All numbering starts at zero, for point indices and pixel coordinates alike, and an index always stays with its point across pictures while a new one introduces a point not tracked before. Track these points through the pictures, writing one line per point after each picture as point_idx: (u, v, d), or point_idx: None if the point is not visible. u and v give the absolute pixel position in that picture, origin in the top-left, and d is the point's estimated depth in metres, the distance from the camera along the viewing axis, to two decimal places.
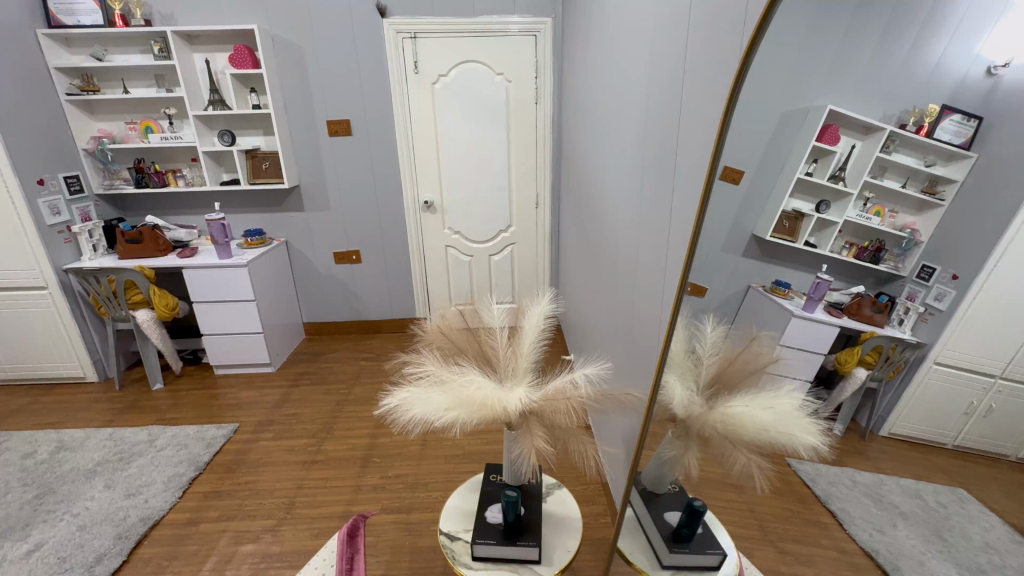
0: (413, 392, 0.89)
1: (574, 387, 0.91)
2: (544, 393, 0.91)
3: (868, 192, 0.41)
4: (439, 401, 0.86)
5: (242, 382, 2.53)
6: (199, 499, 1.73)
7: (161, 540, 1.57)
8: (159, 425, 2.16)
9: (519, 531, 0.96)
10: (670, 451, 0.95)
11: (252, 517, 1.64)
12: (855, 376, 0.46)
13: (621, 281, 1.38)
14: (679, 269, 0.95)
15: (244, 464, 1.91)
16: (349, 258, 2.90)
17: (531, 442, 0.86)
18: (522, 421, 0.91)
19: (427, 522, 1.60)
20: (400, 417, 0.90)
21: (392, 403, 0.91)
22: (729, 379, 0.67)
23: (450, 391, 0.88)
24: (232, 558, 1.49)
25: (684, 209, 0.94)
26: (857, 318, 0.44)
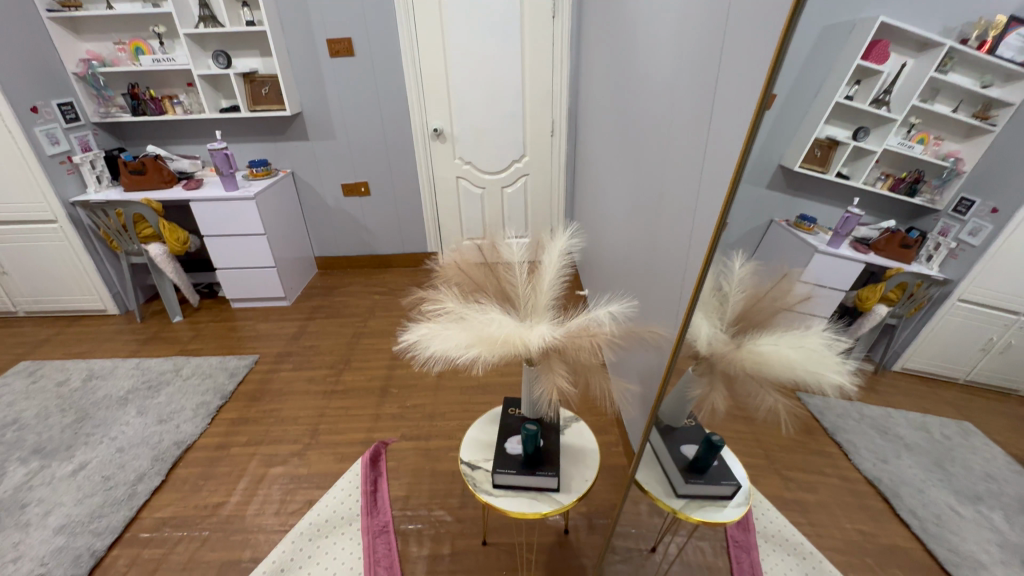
0: (432, 327, 0.88)
1: (598, 325, 0.87)
2: (566, 329, 0.88)
3: (914, 117, 0.35)
4: (457, 337, 0.85)
5: (259, 315, 2.57)
6: (227, 426, 1.81)
7: (195, 462, 1.66)
8: (184, 356, 2.23)
9: (537, 462, 0.98)
10: (696, 388, 0.91)
11: (279, 442, 1.72)
12: (874, 313, 0.43)
13: (645, 219, 1.32)
14: (718, 210, 0.87)
15: (267, 393, 1.97)
16: (357, 190, 2.82)
17: (552, 380, 0.85)
18: (542, 361, 0.89)
19: (445, 449, 1.67)
20: (419, 356, 0.90)
21: (410, 339, 0.90)
22: (756, 319, 0.63)
23: (468, 328, 0.86)
24: (264, 479, 1.58)
25: (723, 133, 0.86)
26: (885, 255, 0.40)
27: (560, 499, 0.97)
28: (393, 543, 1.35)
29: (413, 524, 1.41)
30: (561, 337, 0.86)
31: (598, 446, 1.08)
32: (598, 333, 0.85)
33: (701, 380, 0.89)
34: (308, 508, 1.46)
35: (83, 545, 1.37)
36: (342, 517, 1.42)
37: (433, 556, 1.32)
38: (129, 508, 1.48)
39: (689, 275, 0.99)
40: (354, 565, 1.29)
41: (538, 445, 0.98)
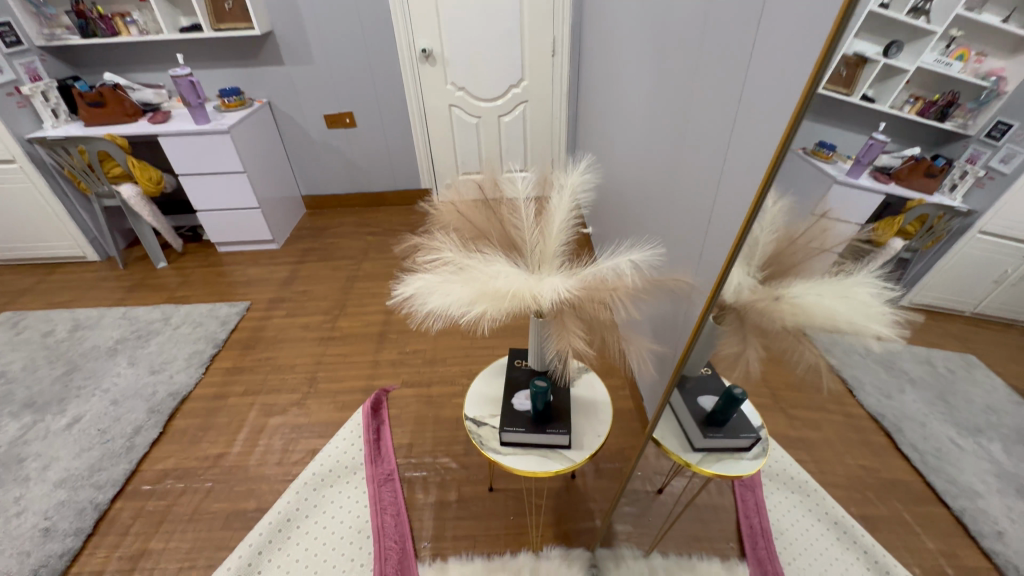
0: (432, 280, 0.79)
1: (617, 275, 0.77)
2: (581, 282, 0.77)
3: (955, 30, 0.35)
4: (460, 291, 0.75)
5: (247, 259, 2.45)
6: (223, 376, 1.76)
7: (192, 412, 1.62)
8: (172, 303, 2.14)
9: (547, 419, 0.93)
10: (729, 348, 0.78)
11: (278, 391, 1.67)
12: (889, 247, 0.44)
13: (663, 150, 1.18)
14: (763, 141, 0.75)
15: (262, 341, 1.90)
16: (342, 122, 2.60)
17: (568, 341, 0.76)
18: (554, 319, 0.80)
19: (447, 395, 1.63)
20: (419, 313, 0.80)
21: (407, 294, 0.81)
22: (785, 265, 0.56)
23: (473, 281, 0.77)
24: (264, 429, 1.55)
25: (773, 43, 0.72)
26: (908, 185, 0.40)
27: (572, 457, 0.92)
28: (399, 490, 1.34)
29: (418, 472, 1.39)
30: (578, 291, 0.76)
31: (610, 397, 1.02)
32: (620, 288, 0.75)
33: (732, 333, 0.76)
34: (311, 458, 1.44)
35: (86, 498, 1.36)
36: (346, 467, 1.40)
37: (440, 502, 1.31)
38: (129, 461, 1.46)
39: (720, 222, 0.88)
40: (361, 514, 1.29)
41: (548, 402, 0.92)
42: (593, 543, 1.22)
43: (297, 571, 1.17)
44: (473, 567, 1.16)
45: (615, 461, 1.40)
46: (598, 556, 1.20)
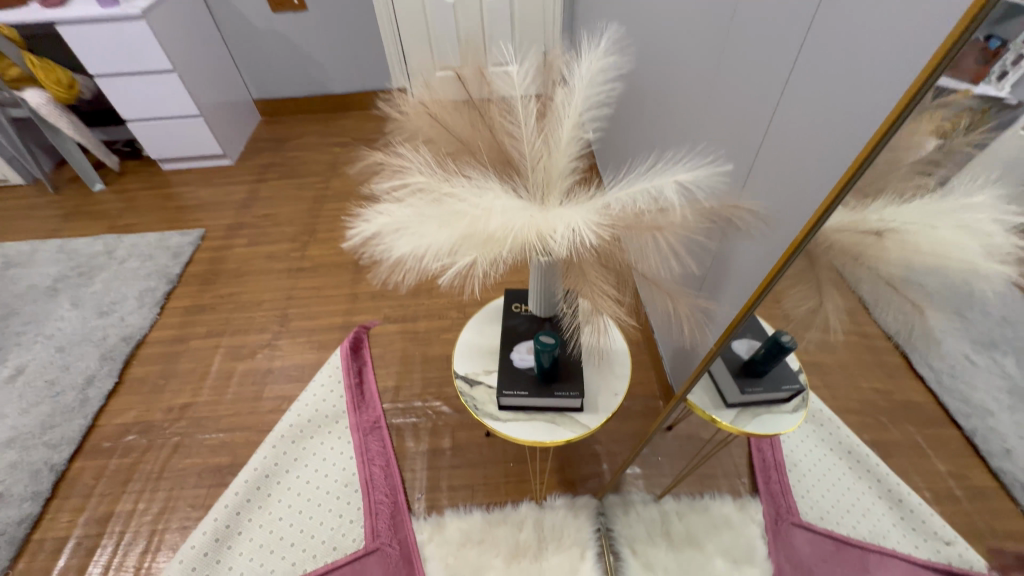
0: (401, 217, 0.57)
1: (662, 206, 0.55)
2: (612, 217, 0.56)
3: None
4: (442, 234, 0.55)
5: (196, 177, 2.12)
6: (182, 315, 1.56)
7: (150, 358, 1.45)
8: (115, 233, 1.87)
9: (553, 377, 0.77)
10: (798, 305, 0.66)
11: (246, 332, 1.49)
12: (919, 146, 0.43)
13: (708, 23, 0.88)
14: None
15: (222, 275, 1.67)
16: (289, 3, 2.14)
17: (593, 300, 0.58)
18: (572, 270, 0.60)
19: (435, 330, 1.45)
20: (383, 262, 0.59)
21: (366, 236, 0.59)
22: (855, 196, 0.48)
23: (458, 219, 0.55)
24: (233, 376, 1.38)
25: None
26: (959, 77, 0.37)
27: (585, 422, 0.77)
28: (387, 438, 1.22)
29: (407, 419, 1.27)
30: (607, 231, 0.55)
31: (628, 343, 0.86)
32: (665, 225, 0.53)
33: (806, 286, 0.62)
34: (286, 406, 1.30)
35: (40, 459, 1.23)
36: (326, 416, 1.26)
37: (434, 451, 1.20)
38: (84, 416, 1.31)
39: (789, 127, 0.65)
40: (346, 466, 1.18)
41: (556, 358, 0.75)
42: (601, 488, 1.13)
43: (281, 531, 1.08)
44: (472, 521, 1.07)
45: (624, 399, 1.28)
46: (606, 503, 1.11)
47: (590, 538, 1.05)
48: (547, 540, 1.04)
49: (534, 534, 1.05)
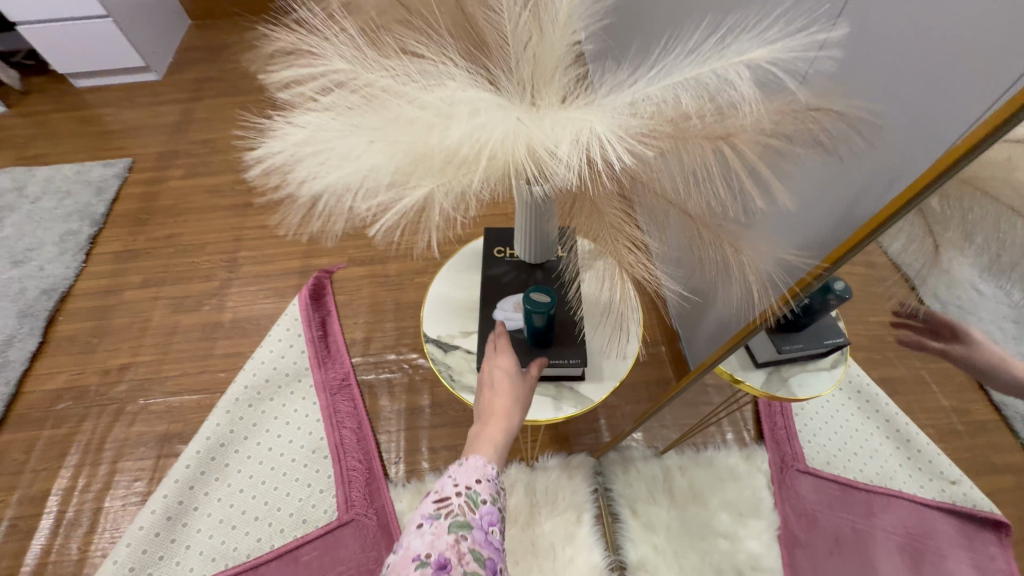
0: (320, 131, 0.38)
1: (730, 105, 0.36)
2: (652, 124, 0.37)
3: None
4: (382, 153, 0.36)
5: (118, 96, 1.79)
6: (113, 263, 1.34)
7: (78, 313, 1.26)
8: (25, 166, 1.58)
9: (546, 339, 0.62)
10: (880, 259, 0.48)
11: (189, 281, 1.29)
12: None
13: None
14: None
15: (157, 214, 1.43)
16: None
17: (618, 253, 0.43)
18: (592, 216, 0.43)
19: (409, 273, 1.27)
20: (306, 204, 0.40)
21: (276, 165, 0.40)
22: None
23: (402, 127, 0.37)
24: (177, 331, 1.21)
25: None
26: None
27: (587, 395, 0.64)
28: (357, 397, 1.08)
29: (380, 374, 1.13)
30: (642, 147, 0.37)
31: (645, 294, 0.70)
32: (733, 133, 0.35)
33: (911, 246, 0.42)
34: (239, 364, 1.14)
35: None
36: (287, 374, 1.12)
37: (412, 410, 1.08)
38: (6, 382, 1.14)
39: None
40: (313, 431, 1.05)
41: (550, 319, 0.60)
42: (599, 445, 1.04)
43: (242, 504, 0.97)
44: None
45: None
46: (603, 462, 1.02)
47: (587, 501, 0.97)
48: (540, 506, 0.95)
49: (525, 498, 0.96)
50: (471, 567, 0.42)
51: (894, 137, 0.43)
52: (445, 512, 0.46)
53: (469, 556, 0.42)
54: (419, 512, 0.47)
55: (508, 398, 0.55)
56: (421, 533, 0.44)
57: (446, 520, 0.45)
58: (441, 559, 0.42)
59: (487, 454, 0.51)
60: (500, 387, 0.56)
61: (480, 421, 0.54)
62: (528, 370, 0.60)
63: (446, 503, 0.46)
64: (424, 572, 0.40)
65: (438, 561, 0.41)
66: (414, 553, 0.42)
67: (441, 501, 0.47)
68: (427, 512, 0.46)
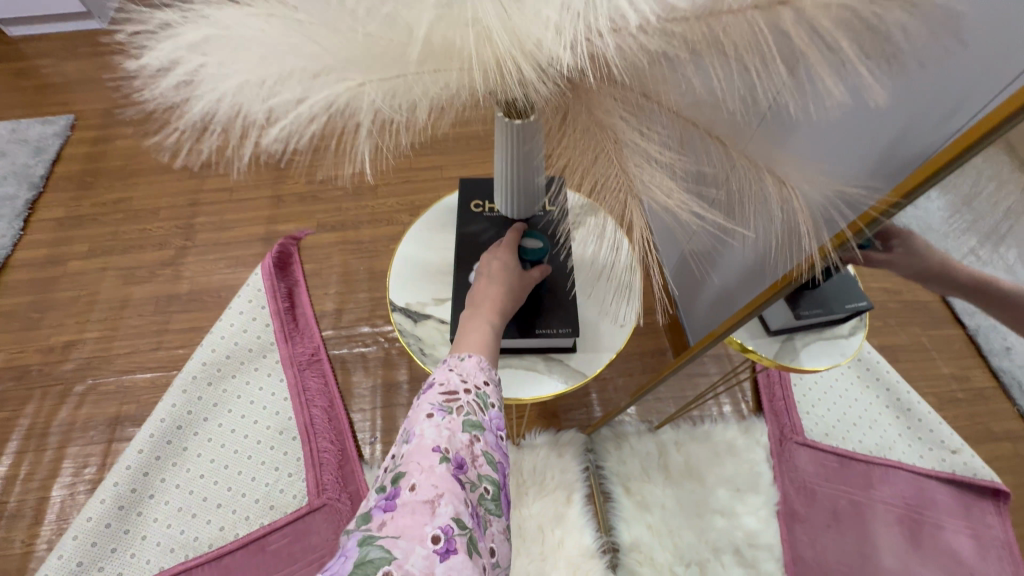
0: (227, 21, 0.30)
1: None
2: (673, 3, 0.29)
3: None
4: (310, 51, 0.30)
5: (56, 46, 1.61)
6: (54, 230, 1.22)
7: (17, 286, 1.14)
8: None
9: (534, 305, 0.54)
10: None
11: (141, 249, 1.17)
12: None
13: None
14: None
15: (102, 176, 1.30)
16: None
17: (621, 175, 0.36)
18: (590, 129, 0.37)
19: (383, 239, 1.16)
20: (218, 121, 0.33)
21: (186, 77, 0.32)
22: None
23: (339, 15, 0.30)
24: (129, 304, 1.10)
25: None
26: None
27: (577, 368, 0.56)
28: (328, 373, 1.00)
29: (353, 349, 1.04)
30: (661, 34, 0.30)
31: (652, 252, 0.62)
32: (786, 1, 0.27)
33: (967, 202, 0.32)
34: (197, 339, 1.04)
35: None
36: (250, 350, 1.02)
37: (388, 386, 0.99)
38: None
39: None
40: (281, 410, 0.96)
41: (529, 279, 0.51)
42: (590, 421, 0.97)
43: (202, 491, 0.89)
44: None
45: None
46: (595, 438, 0.95)
47: (577, 480, 0.91)
48: (527, 486, 0.89)
49: (511, 479, 0.89)
50: (485, 467, 0.39)
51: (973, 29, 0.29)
52: (458, 406, 0.42)
53: (484, 458, 0.39)
54: (427, 401, 0.42)
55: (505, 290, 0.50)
56: (435, 425, 0.40)
57: (459, 416, 0.41)
58: (460, 454, 0.38)
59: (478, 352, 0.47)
60: (496, 276, 0.51)
61: (470, 311, 0.50)
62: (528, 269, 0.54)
63: (456, 398, 0.42)
64: (447, 467, 0.37)
65: (458, 456, 0.38)
66: (429, 443, 0.38)
67: (450, 395, 0.42)
68: (436, 403, 0.42)
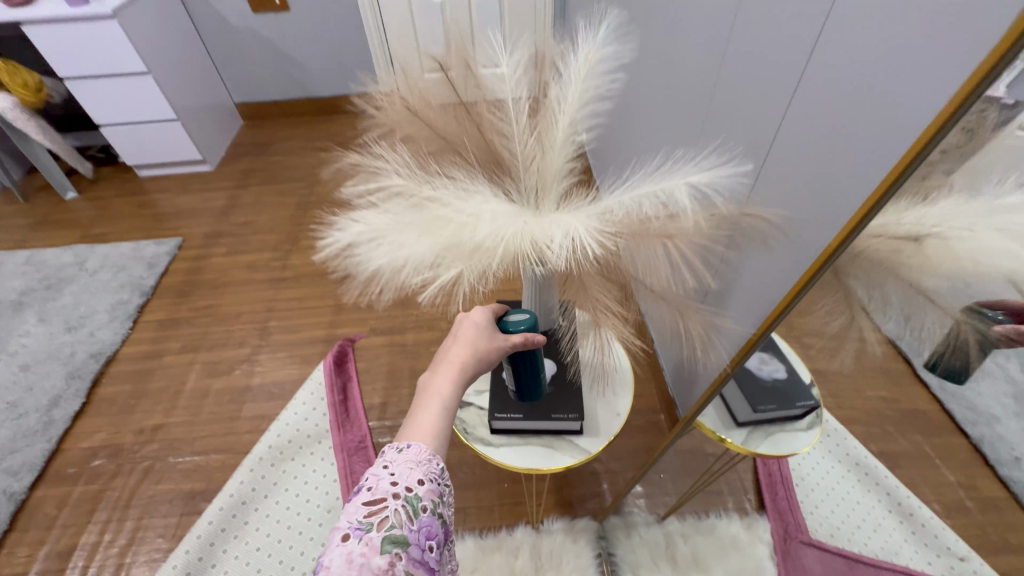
0: (382, 229, 0.50)
1: (673, 214, 0.49)
2: (616, 226, 0.50)
3: None
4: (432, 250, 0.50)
5: (173, 184, 2.03)
6: (155, 330, 1.48)
7: (120, 376, 1.37)
8: (87, 243, 1.78)
9: (533, 364, 0.64)
10: (828, 321, 0.57)
11: (224, 347, 1.41)
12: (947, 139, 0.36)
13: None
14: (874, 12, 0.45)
15: (198, 286, 1.59)
16: (270, 4, 1.99)
17: (595, 317, 0.54)
18: (573, 288, 0.56)
19: (425, 343, 1.37)
20: (363, 279, 0.53)
21: (350, 251, 0.52)
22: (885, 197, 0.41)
23: (446, 233, 0.49)
24: (209, 393, 1.30)
25: None
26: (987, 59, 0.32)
27: (585, 447, 0.70)
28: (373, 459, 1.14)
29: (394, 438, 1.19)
30: (610, 241, 0.50)
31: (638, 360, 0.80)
32: (676, 233, 0.48)
33: (834, 302, 0.55)
34: (263, 425, 1.22)
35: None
36: (308, 436, 1.19)
37: None
38: (48, 440, 1.22)
39: (789, 131, 0.59)
40: (329, 490, 1.10)
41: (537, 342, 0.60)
42: (602, 510, 1.07)
43: (258, 563, 1.00)
44: (464, 548, 1.00)
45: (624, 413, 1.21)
46: (607, 526, 1.05)
47: (590, 565, 0.99)
48: (544, 569, 0.98)
49: (531, 561, 0.99)
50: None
51: (808, 234, 0.57)
52: (379, 523, 0.43)
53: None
54: (348, 519, 0.44)
55: (467, 357, 0.54)
56: (349, 549, 0.41)
57: (379, 534, 0.43)
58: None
59: (422, 436, 0.49)
60: (461, 335, 0.56)
61: (430, 371, 0.54)
62: (510, 337, 0.58)
63: (379, 512, 0.44)
64: None
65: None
66: None
67: (372, 510, 0.44)
68: (355, 521, 0.43)
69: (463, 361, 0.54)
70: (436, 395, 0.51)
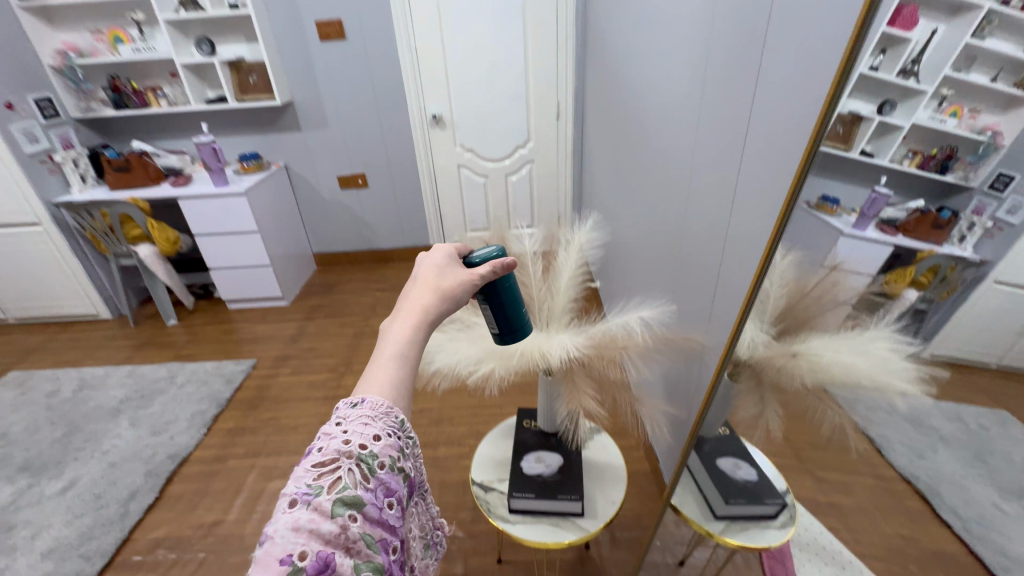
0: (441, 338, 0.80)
1: (628, 333, 0.76)
2: (592, 339, 0.76)
3: (946, 89, 0.36)
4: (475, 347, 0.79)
5: (254, 315, 2.44)
6: (225, 436, 1.71)
7: (190, 476, 1.57)
8: (179, 361, 2.12)
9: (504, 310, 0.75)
10: (749, 411, 0.72)
11: (280, 454, 1.61)
12: (904, 299, 0.42)
13: (674, 195, 1.12)
14: (751, 226, 0.78)
15: (265, 401, 1.86)
16: (354, 183, 2.61)
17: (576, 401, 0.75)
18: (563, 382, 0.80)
19: (455, 457, 1.54)
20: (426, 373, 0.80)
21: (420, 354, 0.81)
22: (797, 316, 0.56)
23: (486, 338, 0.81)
24: (263, 495, 1.47)
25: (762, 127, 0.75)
26: (914, 236, 0.40)
27: (585, 526, 0.86)
28: None
29: None
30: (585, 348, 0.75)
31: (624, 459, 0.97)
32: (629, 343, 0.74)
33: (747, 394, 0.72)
34: None
35: (72, 570, 1.29)
36: None
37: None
38: (121, 529, 1.39)
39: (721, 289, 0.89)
40: None
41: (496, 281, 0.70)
42: None
43: None
44: None
45: (633, 530, 1.30)
46: None
47: None
48: None
49: None
50: (360, 550, 0.44)
51: None
52: (330, 486, 0.46)
53: (360, 540, 0.45)
54: (296, 484, 0.46)
55: (427, 297, 0.64)
56: (296, 513, 0.44)
57: (328, 500, 0.45)
58: (328, 546, 0.42)
59: (374, 389, 0.55)
60: (420, 287, 0.66)
61: (392, 317, 0.63)
62: (477, 270, 0.68)
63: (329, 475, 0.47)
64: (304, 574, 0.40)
65: (322, 549, 0.42)
66: (286, 542, 0.41)
67: (322, 475, 0.47)
68: (303, 487, 0.46)
69: (423, 304, 0.64)
70: (394, 338, 0.60)
